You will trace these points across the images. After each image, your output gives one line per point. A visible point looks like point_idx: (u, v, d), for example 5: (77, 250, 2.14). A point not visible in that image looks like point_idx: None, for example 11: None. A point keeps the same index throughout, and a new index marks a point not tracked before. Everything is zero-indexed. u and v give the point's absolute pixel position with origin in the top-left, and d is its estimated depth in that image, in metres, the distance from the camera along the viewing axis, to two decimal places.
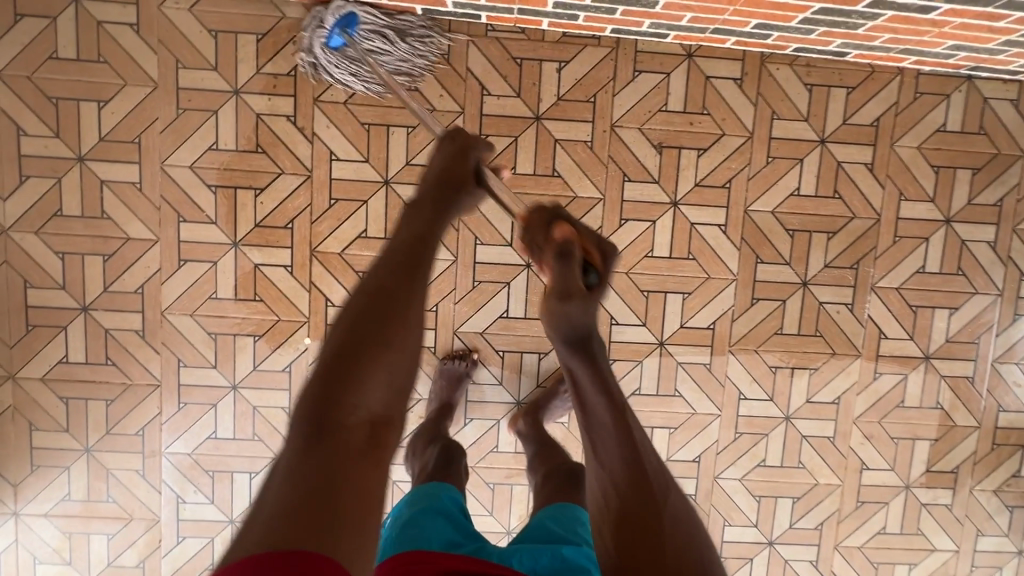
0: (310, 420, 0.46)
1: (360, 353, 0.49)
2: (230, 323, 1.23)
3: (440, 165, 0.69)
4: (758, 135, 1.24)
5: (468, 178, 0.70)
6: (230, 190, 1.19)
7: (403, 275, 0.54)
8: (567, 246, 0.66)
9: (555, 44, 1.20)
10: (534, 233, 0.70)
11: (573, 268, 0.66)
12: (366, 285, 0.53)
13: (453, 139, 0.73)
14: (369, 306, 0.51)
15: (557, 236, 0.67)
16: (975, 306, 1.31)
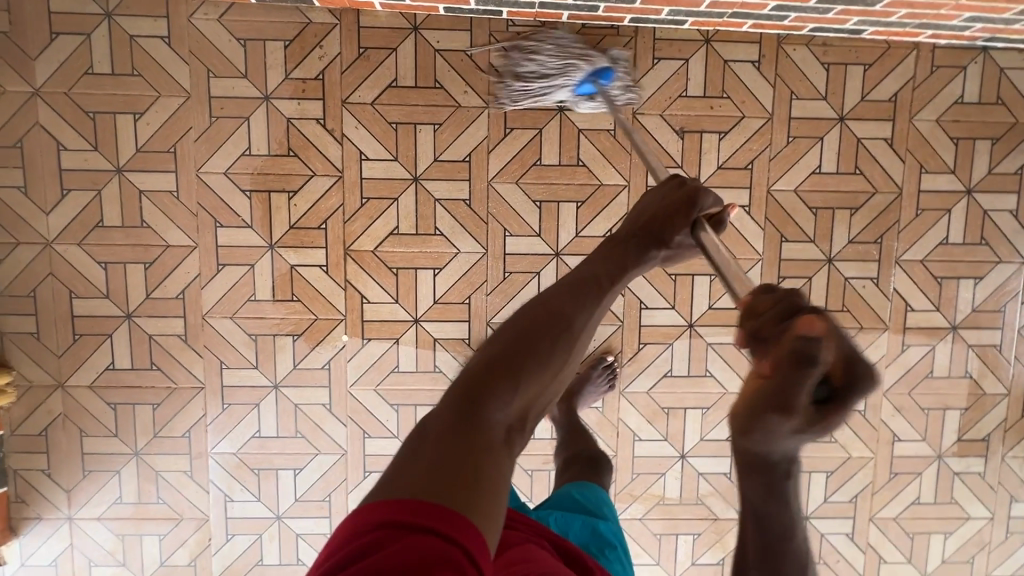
0: (464, 401, 0.44)
1: (527, 355, 0.47)
2: (269, 324, 1.26)
3: (646, 208, 0.67)
4: (778, 115, 1.26)
5: (673, 227, 0.65)
6: (264, 194, 1.22)
7: (579, 300, 0.53)
8: (809, 343, 0.41)
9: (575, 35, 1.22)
10: (765, 315, 0.46)
11: (803, 370, 0.41)
12: (544, 300, 0.52)
13: (673, 192, 0.67)
14: (545, 317, 0.50)
15: (792, 338, 0.42)
16: (999, 275, 1.32)
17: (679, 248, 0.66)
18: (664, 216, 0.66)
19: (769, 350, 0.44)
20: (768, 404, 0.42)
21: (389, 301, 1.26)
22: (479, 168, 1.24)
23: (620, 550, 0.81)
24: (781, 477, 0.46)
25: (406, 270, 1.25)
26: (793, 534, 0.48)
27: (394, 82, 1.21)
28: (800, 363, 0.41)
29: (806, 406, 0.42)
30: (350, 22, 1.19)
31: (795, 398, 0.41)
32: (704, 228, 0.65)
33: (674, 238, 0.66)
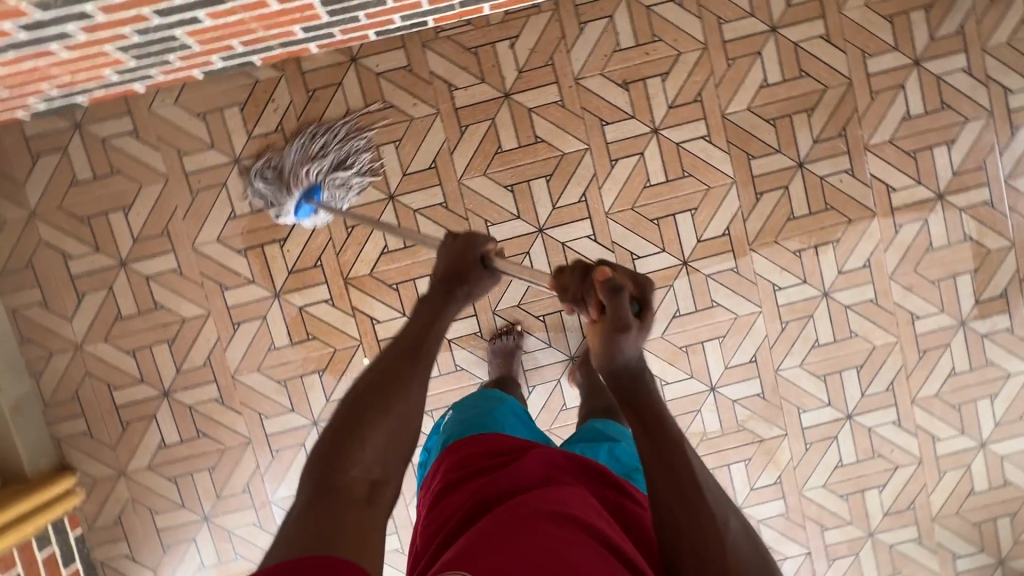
0: (320, 473, 0.54)
1: (358, 436, 0.57)
2: (294, 366, 1.33)
3: (444, 264, 0.77)
4: (712, 43, 1.30)
5: (475, 265, 0.77)
6: (258, 248, 1.30)
7: (399, 367, 0.63)
8: (608, 279, 0.67)
9: (501, 24, 1.28)
10: (572, 285, 0.73)
11: (616, 293, 0.66)
12: (374, 369, 0.63)
13: (458, 238, 0.80)
14: (375, 386, 0.61)
15: (602, 281, 0.67)
16: (970, 134, 1.34)
17: (483, 280, 0.77)
18: (459, 258, 0.77)
19: (591, 303, 0.69)
20: (610, 327, 0.65)
21: (398, 316, 1.33)
22: (446, 171, 1.30)
23: (642, 469, 0.90)
24: (635, 387, 0.64)
25: (405, 282, 1.32)
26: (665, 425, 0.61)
27: (348, 113, 1.28)
28: (613, 288, 0.66)
29: (628, 313, 0.65)
30: (292, 70, 1.27)
31: (620, 307, 0.65)
32: (494, 258, 0.79)
33: (479, 278, 0.77)
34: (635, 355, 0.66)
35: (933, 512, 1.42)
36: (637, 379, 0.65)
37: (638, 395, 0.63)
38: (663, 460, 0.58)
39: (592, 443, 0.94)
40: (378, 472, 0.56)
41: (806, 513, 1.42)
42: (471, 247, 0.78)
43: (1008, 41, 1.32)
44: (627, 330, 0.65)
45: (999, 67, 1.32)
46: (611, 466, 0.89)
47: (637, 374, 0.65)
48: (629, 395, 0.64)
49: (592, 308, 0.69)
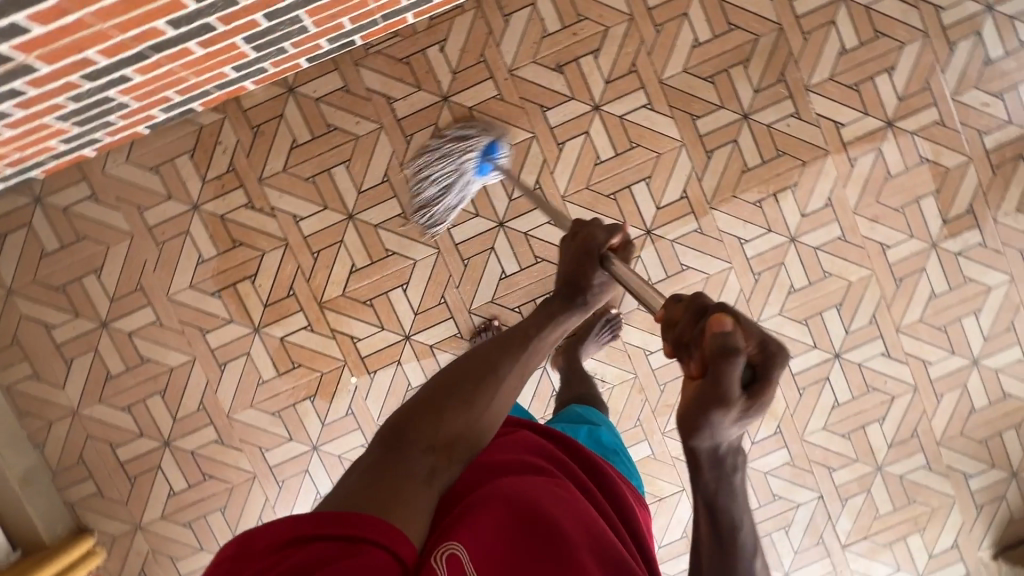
0: (396, 433, 0.56)
1: (447, 400, 0.59)
2: (286, 396, 1.36)
3: (568, 269, 0.77)
4: (637, 13, 1.31)
5: (590, 268, 0.77)
6: (230, 288, 1.33)
7: (500, 351, 0.65)
8: (725, 335, 0.48)
9: (427, 30, 1.29)
10: (681, 323, 0.56)
11: (727, 356, 0.47)
12: (471, 356, 0.65)
13: (580, 237, 0.79)
14: (469, 370, 0.62)
15: (714, 334, 0.49)
16: (909, 57, 1.34)
17: (599, 287, 0.77)
18: (581, 263, 0.77)
19: (693, 355, 0.53)
20: (700, 399, 0.48)
21: (377, 330, 1.35)
22: (400, 182, 1.32)
23: (623, 456, 0.96)
24: (724, 474, 0.50)
25: (378, 297, 1.35)
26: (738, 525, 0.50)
27: (294, 142, 1.31)
28: (724, 346, 0.48)
29: (736, 386, 0.47)
30: (234, 110, 1.30)
31: (727, 376, 0.47)
32: (613, 263, 0.76)
33: (595, 282, 0.76)
34: (735, 435, 0.49)
35: (937, 437, 1.43)
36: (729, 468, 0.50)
37: (729, 487, 0.50)
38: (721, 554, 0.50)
39: (574, 424, 1.01)
40: (456, 440, 0.58)
41: (811, 458, 1.43)
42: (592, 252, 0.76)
43: None
44: (726, 408, 0.47)
45: None
46: (592, 446, 0.95)
47: (732, 459, 0.50)
48: (717, 484, 0.49)
49: (695, 363, 0.52)
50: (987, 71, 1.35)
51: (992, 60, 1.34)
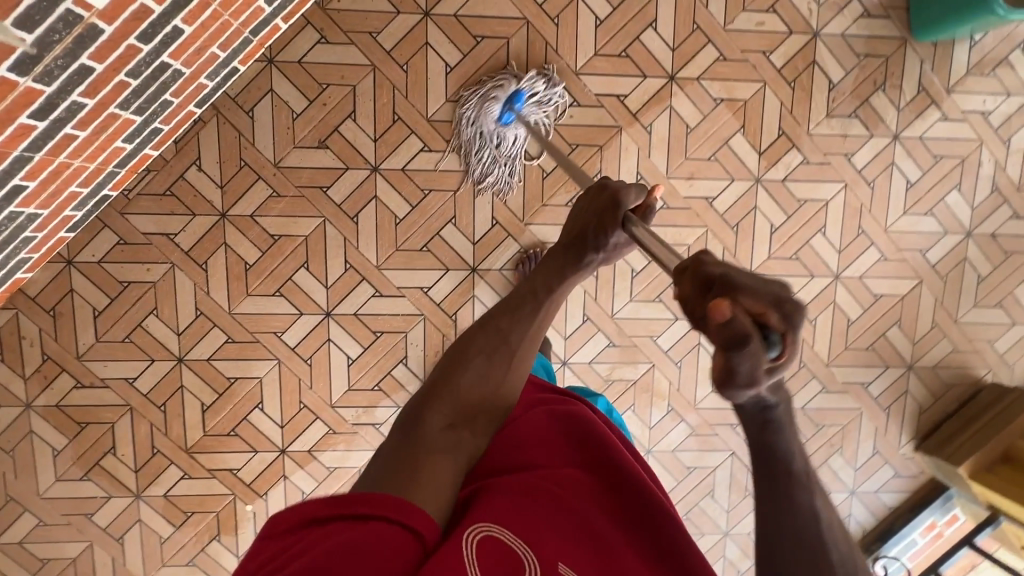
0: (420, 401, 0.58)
1: (468, 361, 0.61)
2: (192, 545, 1.36)
3: (578, 220, 0.67)
4: (378, 60, 1.24)
5: (603, 229, 0.64)
6: (96, 467, 1.32)
7: (514, 323, 0.64)
8: (731, 326, 0.34)
9: (177, 154, 1.25)
10: (688, 299, 0.40)
11: (740, 346, 0.34)
12: (484, 324, 0.64)
13: (597, 198, 0.66)
14: (482, 342, 0.62)
15: (716, 320, 0.35)
16: (668, 4, 1.27)
17: (614, 249, 0.65)
18: (592, 223, 0.65)
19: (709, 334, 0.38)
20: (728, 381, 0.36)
21: (251, 455, 1.34)
22: (214, 310, 1.29)
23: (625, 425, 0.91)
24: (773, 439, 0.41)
25: (239, 424, 1.33)
26: (807, 482, 0.42)
27: (96, 310, 1.27)
28: (732, 338, 0.34)
29: (756, 365, 0.34)
30: (23, 301, 1.26)
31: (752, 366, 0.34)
32: (632, 224, 0.61)
33: (609, 239, 0.64)
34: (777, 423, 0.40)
35: (825, 359, 1.42)
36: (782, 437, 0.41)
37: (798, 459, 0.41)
38: (783, 514, 0.41)
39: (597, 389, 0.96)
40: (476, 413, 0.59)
41: (711, 422, 1.42)
42: (605, 214, 0.64)
43: None
44: (748, 387, 0.35)
45: None
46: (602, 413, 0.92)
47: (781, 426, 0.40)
48: (762, 437, 0.41)
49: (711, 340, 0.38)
50: None
51: None
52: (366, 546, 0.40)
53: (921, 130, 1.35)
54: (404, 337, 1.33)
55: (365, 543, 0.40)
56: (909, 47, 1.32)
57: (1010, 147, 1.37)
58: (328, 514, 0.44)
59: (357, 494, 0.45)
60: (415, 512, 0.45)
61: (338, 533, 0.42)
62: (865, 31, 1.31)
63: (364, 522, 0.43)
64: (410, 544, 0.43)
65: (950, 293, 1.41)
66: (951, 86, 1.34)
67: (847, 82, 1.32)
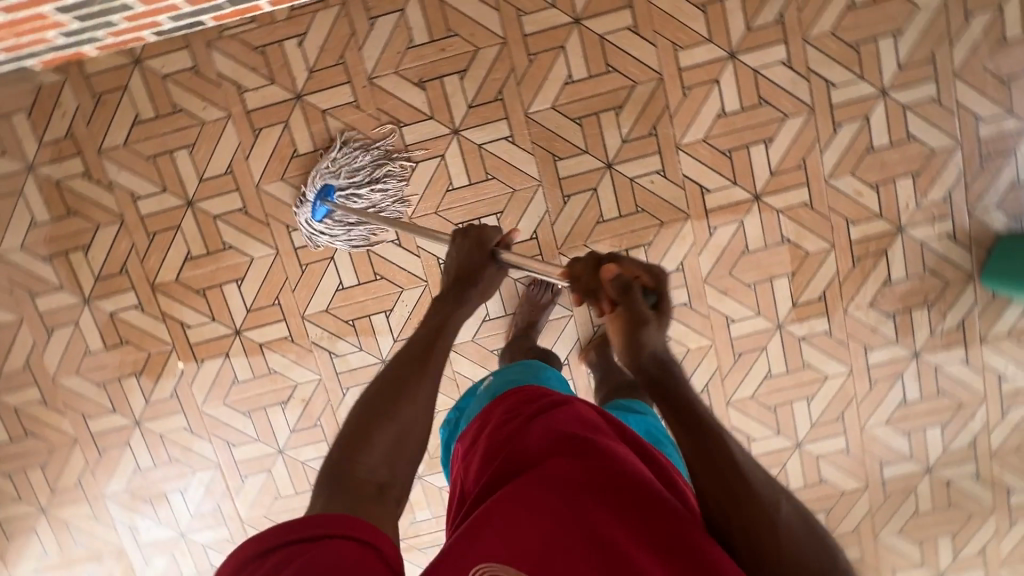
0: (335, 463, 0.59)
1: (382, 420, 0.63)
2: (111, 370, 1.36)
3: (457, 262, 0.84)
4: (512, 37, 1.24)
5: (484, 263, 0.84)
6: (62, 255, 1.31)
7: (410, 368, 0.68)
8: (617, 279, 0.73)
9: (287, 20, 1.23)
10: (586, 279, 0.78)
11: (627, 290, 0.72)
12: (379, 378, 0.68)
13: (467, 238, 0.86)
14: (379, 395, 0.66)
15: (610, 276, 0.74)
16: (789, 131, 1.28)
17: (495, 275, 0.85)
18: (472, 262, 0.84)
19: (603, 298, 0.75)
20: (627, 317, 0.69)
21: (207, 321, 1.35)
22: (244, 176, 1.28)
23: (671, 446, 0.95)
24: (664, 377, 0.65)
25: (211, 288, 1.33)
26: (711, 428, 0.58)
27: (137, 118, 1.26)
28: (620, 284, 0.73)
29: (644, 307, 0.70)
30: (76, 74, 1.24)
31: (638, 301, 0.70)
32: (501, 252, 0.85)
33: (488, 276, 0.84)
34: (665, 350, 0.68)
35: None
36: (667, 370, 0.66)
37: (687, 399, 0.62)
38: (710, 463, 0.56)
39: (627, 413, 1.01)
40: (394, 461, 0.62)
41: None
42: (480, 246, 0.85)
43: (832, 29, 1.25)
44: (646, 323, 0.69)
45: (820, 58, 1.26)
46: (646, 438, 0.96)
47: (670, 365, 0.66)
48: (655, 377, 0.65)
49: (608, 301, 0.73)
50: (867, 159, 1.30)
51: (875, 148, 1.29)
52: (325, 563, 0.44)
53: (940, 360, 1.39)
54: (399, 292, 1.34)
55: (332, 556, 0.44)
56: (971, 284, 1.35)
57: (1005, 416, 1.41)
58: (283, 539, 0.47)
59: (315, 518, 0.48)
60: (370, 528, 0.49)
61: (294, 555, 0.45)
62: (943, 249, 1.34)
63: (318, 541, 0.46)
64: (366, 556, 0.46)
65: (884, 510, 1.46)
66: (987, 337, 1.38)
67: (902, 285, 1.35)
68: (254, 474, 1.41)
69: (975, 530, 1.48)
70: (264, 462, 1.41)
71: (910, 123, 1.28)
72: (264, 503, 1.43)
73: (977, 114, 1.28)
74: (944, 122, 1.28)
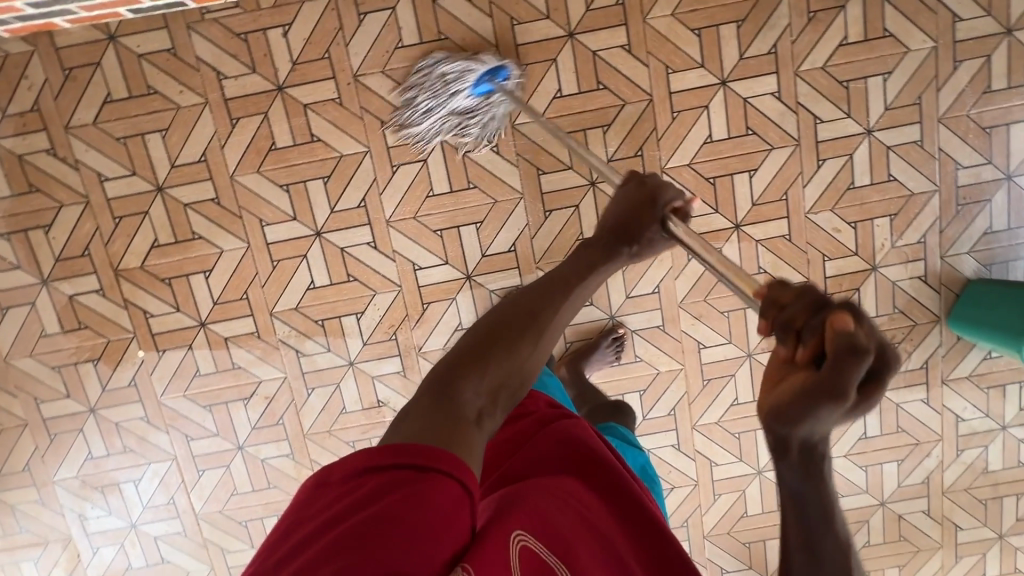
0: (441, 378, 0.52)
1: (504, 342, 0.56)
2: (67, 355, 1.32)
3: (616, 216, 0.76)
4: (503, 46, 1.21)
5: (643, 224, 0.76)
6: (21, 233, 1.26)
7: (545, 301, 0.61)
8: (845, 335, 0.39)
9: (272, 8, 1.18)
10: (791, 307, 0.45)
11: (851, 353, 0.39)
12: (512, 303, 0.61)
13: (640, 189, 0.78)
14: (508, 317, 0.58)
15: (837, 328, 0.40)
16: (774, 163, 1.29)
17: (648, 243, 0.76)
18: (634, 219, 0.76)
19: (802, 340, 0.43)
20: (816, 384, 0.38)
21: (171, 311, 1.31)
22: (218, 165, 1.25)
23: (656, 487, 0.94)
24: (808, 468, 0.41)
25: (177, 278, 1.29)
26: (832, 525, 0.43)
27: (108, 97, 1.21)
28: (849, 346, 0.39)
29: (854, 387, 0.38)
30: (46, 45, 1.18)
31: (854, 376, 0.38)
32: (671, 223, 0.76)
33: (643, 237, 0.75)
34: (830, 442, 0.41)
35: (705, 530, 1.48)
36: (816, 459, 0.41)
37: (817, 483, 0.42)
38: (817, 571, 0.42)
39: (624, 444, 1.02)
40: (500, 387, 0.54)
41: None
42: (645, 208, 0.76)
43: (823, 65, 1.25)
44: (837, 405, 0.38)
45: (809, 93, 1.26)
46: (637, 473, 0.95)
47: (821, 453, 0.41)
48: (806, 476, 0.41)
49: (803, 351, 0.43)
50: (847, 196, 1.31)
51: (855, 186, 1.30)
52: (427, 512, 0.40)
53: (901, 398, 1.42)
54: (372, 296, 1.32)
55: (420, 502, 0.41)
56: (937, 326, 1.38)
57: (959, 456, 1.45)
58: (391, 463, 0.43)
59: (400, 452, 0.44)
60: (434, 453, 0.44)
61: (395, 487, 0.41)
62: (913, 290, 1.36)
63: (425, 475, 0.42)
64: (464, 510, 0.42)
65: None
66: (948, 378, 1.41)
67: (871, 322, 1.37)
68: (211, 469, 1.39)
69: (921, 563, 1.52)
70: (223, 457, 1.38)
71: (891, 164, 1.29)
72: (220, 498, 1.41)
73: (957, 160, 1.29)
74: (925, 166, 1.29)
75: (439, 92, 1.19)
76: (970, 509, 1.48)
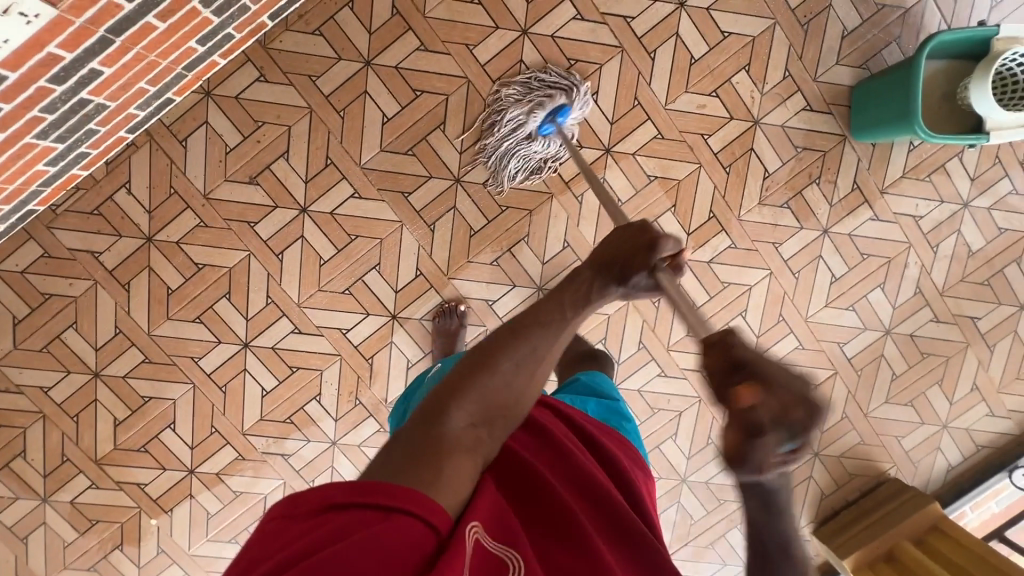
0: (435, 400, 0.56)
1: (493, 367, 0.59)
2: (94, 552, 1.39)
3: (611, 246, 0.68)
4: (316, 103, 1.25)
5: (639, 254, 0.66)
6: (5, 468, 1.35)
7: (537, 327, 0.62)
8: (748, 415, 0.41)
9: (108, 175, 1.26)
10: (714, 371, 0.46)
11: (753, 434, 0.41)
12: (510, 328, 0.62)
13: (639, 233, 0.67)
14: (500, 348, 0.60)
15: (739, 405, 0.42)
16: (610, 78, 1.27)
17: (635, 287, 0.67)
18: (629, 253, 0.66)
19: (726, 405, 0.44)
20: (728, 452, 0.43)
21: (160, 472, 1.37)
22: (133, 329, 1.31)
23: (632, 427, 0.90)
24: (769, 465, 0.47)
25: (150, 441, 1.36)
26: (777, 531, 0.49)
27: (16, 318, 1.29)
28: (749, 425, 0.41)
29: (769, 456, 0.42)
30: None
31: (754, 452, 0.41)
32: (662, 272, 0.65)
33: (632, 277, 0.66)
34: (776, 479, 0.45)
35: None
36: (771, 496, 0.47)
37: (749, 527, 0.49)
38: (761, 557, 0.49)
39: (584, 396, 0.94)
40: (490, 414, 0.58)
41: None
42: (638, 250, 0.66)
43: None
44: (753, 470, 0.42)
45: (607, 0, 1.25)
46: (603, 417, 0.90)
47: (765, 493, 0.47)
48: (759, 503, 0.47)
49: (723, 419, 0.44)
50: (695, 71, 1.28)
51: (697, 58, 1.28)
52: (393, 545, 0.42)
53: (852, 226, 1.36)
54: (320, 375, 1.36)
55: (384, 538, 0.42)
56: (847, 144, 1.33)
57: (937, 253, 1.38)
58: (343, 500, 0.45)
59: (357, 486, 0.46)
60: (379, 489, 0.46)
61: (357, 529, 0.43)
62: (806, 124, 1.31)
63: (388, 514, 0.44)
64: (429, 540, 0.45)
65: (862, 387, 1.44)
66: (885, 187, 1.35)
67: (782, 172, 1.33)
68: None
69: (959, 370, 1.44)
70: None
71: (719, 22, 1.27)
72: None
73: None
74: (749, 7, 1.27)
75: (534, 95, 1.24)
76: (977, 297, 1.41)
